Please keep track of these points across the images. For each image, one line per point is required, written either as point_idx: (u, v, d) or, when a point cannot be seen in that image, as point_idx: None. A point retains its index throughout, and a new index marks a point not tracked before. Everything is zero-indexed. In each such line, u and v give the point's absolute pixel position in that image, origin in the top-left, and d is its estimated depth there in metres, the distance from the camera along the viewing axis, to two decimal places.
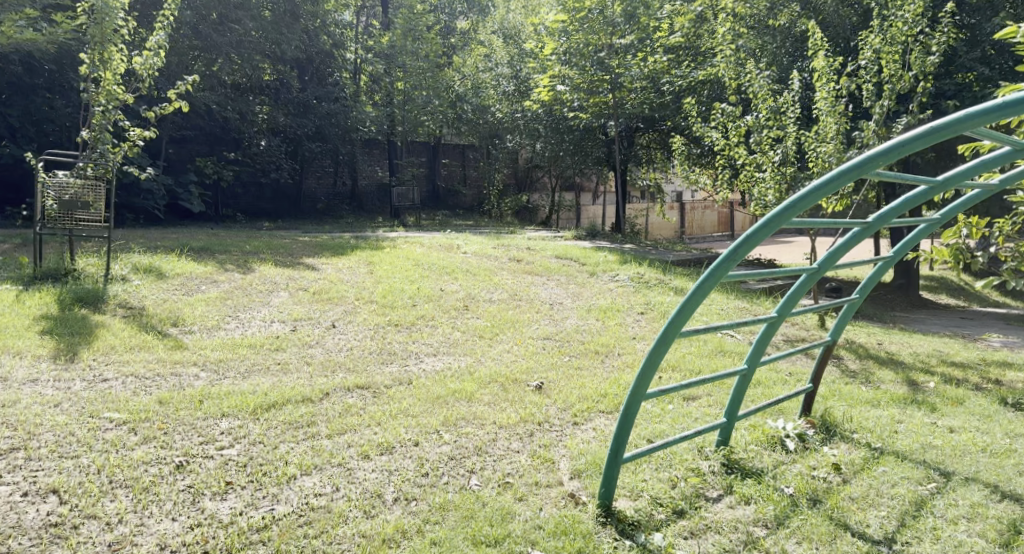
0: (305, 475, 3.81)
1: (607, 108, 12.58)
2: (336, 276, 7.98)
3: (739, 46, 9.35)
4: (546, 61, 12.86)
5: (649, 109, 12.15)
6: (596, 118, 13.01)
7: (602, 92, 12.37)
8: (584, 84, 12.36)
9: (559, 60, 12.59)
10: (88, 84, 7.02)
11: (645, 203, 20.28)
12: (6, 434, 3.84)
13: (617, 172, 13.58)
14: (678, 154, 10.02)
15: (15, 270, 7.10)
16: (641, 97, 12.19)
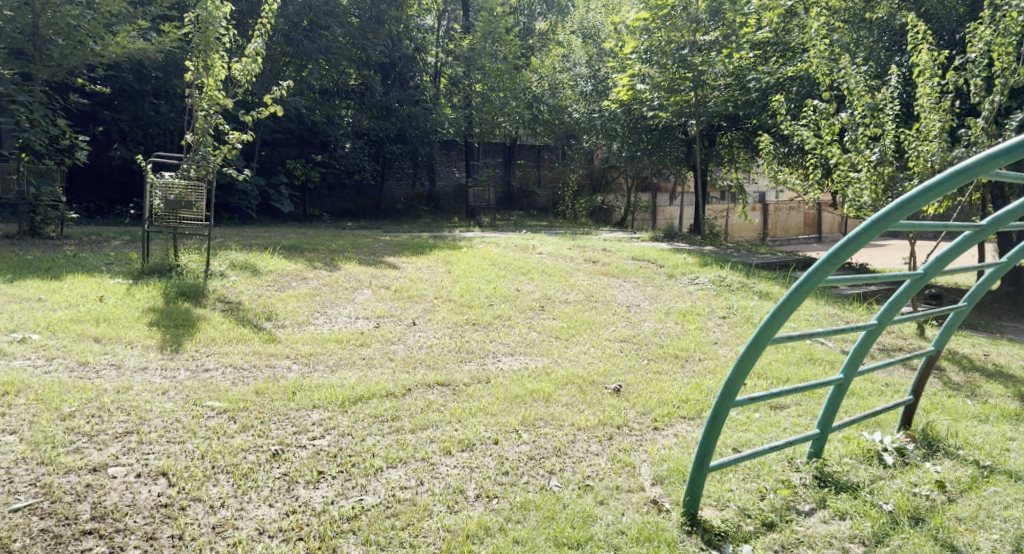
0: (392, 468, 3.92)
1: (688, 107, 12.46)
2: (415, 274, 8.15)
3: (834, 40, 9.16)
4: (627, 60, 12.81)
5: (734, 106, 11.94)
6: (677, 118, 12.84)
7: (683, 89, 12.14)
8: (664, 83, 12.12)
9: (640, 59, 12.44)
10: (193, 90, 7.44)
11: (726, 204, 19.91)
12: (121, 418, 4.08)
13: (697, 172, 13.39)
14: (765, 153, 9.66)
15: (124, 265, 7.54)
16: (725, 94, 11.99)
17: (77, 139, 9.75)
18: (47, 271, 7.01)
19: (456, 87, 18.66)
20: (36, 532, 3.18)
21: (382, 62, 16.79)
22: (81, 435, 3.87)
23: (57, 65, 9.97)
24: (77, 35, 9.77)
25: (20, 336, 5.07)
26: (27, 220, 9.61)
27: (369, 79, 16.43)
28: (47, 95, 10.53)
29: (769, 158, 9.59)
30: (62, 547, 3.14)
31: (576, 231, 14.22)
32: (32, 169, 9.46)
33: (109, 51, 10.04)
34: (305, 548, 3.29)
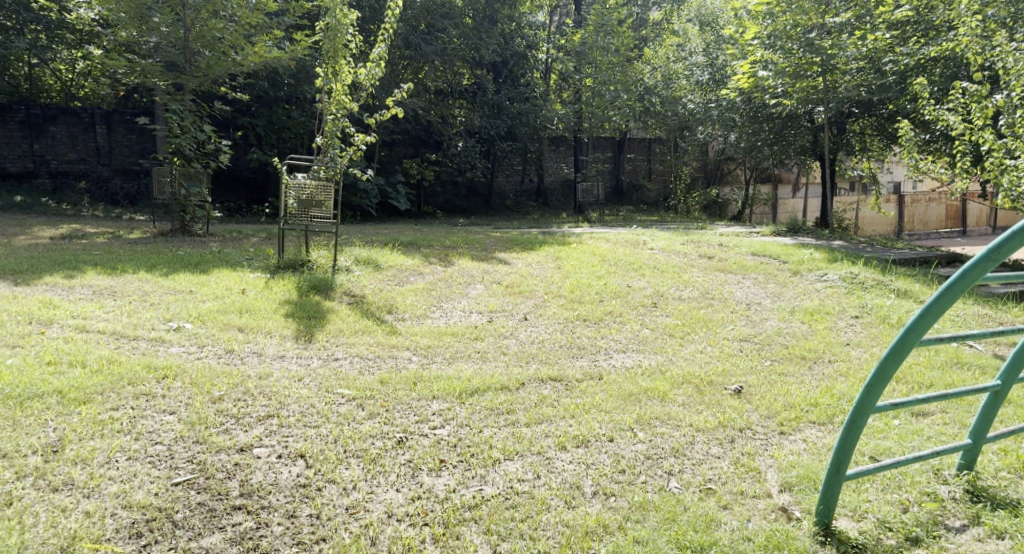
0: (509, 460, 3.97)
1: (815, 93, 11.83)
2: (526, 270, 8.21)
3: (989, 16, 8.63)
4: (749, 47, 12.33)
5: (867, 92, 11.42)
6: (803, 104, 12.30)
7: (811, 76, 11.55)
8: (789, 68, 11.50)
9: (763, 44, 11.88)
10: (322, 95, 7.86)
11: (857, 197, 18.94)
12: (263, 402, 4.33)
13: (826, 162, 12.91)
14: (904, 140, 9.28)
15: (261, 259, 7.99)
16: (858, 79, 11.46)
17: (221, 144, 10.33)
18: (196, 265, 7.53)
19: (567, 81, 18.57)
20: (194, 505, 3.42)
21: (495, 61, 16.99)
22: (229, 417, 4.13)
23: (202, 74, 10.69)
24: (221, 47, 10.52)
25: (175, 325, 5.45)
26: (177, 218, 10.37)
27: (481, 78, 16.82)
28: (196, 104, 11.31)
29: (910, 146, 9.15)
30: (215, 520, 3.36)
31: (690, 226, 13.95)
32: (182, 173, 10.13)
33: (249, 60, 10.84)
34: (431, 534, 3.41)
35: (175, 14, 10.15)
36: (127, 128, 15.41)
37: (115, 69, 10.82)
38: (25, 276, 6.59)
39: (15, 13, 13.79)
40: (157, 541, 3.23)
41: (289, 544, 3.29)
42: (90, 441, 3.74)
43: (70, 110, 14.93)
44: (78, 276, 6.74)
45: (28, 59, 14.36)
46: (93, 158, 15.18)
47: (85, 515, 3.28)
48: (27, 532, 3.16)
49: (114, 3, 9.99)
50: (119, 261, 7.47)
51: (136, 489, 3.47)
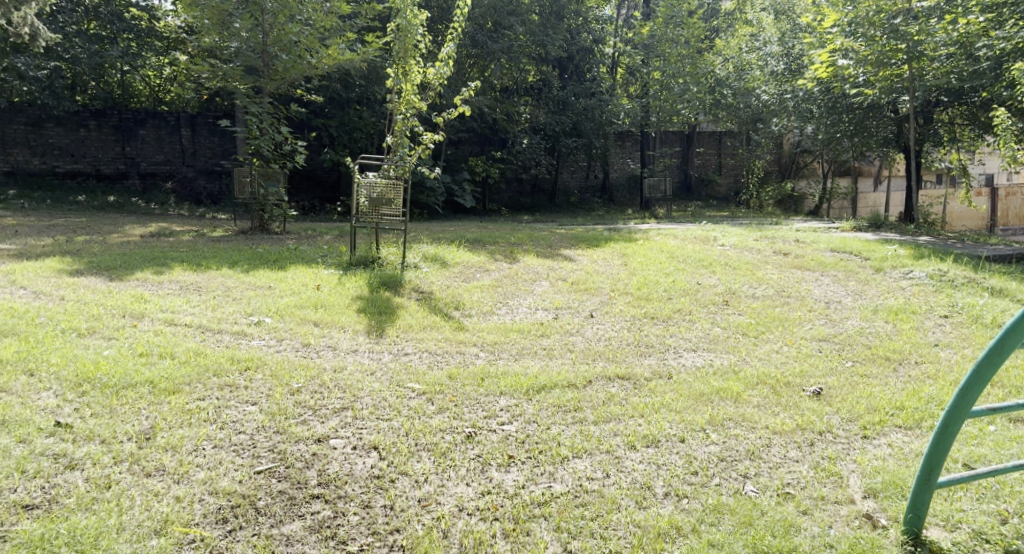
0: (578, 457, 3.93)
1: (900, 81, 11.48)
2: (592, 267, 8.14)
3: None
4: (828, 36, 11.93)
5: (958, 78, 10.88)
6: (887, 94, 11.88)
7: (895, 63, 11.10)
8: (872, 56, 11.07)
9: (843, 31, 11.53)
10: (393, 95, 8.01)
11: (944, 190, 18.16)
12: (338, 395, 4.40)
13: (912, 153, 12.39)
14: (1001, 129, 8.82)
15: (334, 256, 8.15)
16: (948, 66, 10.94)
17: (297, 144, 10.57)
18: (274, 262, 7.73)
19: (634, 75, 18.44)
20: (275, 493, 3.49)
21: (561, 56, 16.91)
22: (307, 409, 4.20)
23: (279, 78, 11.01)
24: (297, 50, 10.86)
25: (256, 319, 5.60)
26: (257, 216, 10.71)
27: (547, 74, 16.81)
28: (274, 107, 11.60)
29: (1006, 136, 8.67)
30: (296, 508, 3.43)
31: (763, 221, 13.62)
32: (261, 174, 10.42)
33: (323, 62, 11.11)
34: (501, 529, 3.41)
35: (255, 20, 10.45)
36: (210, 130, 16.04)
37: (199, 74, 11.24)
38: (117, 271, 6.88)
39: (110, 23, 14.62)
40: (241, 526, 3.30)
41: (365, 533, 3.34)
42: (179, 430, 3.84)
43: (158, 113, 15.58)
44: (166, 271, 7.00)
45: (120, 66, 15.04)
46: (179, 160, 15.87)
47: (176, 500, 3.37)
48: (123, 514, 3.27)
49: (199, 11, 10.36)
50: (204, 258, 7.72)
51: (221, 475, 3.55)
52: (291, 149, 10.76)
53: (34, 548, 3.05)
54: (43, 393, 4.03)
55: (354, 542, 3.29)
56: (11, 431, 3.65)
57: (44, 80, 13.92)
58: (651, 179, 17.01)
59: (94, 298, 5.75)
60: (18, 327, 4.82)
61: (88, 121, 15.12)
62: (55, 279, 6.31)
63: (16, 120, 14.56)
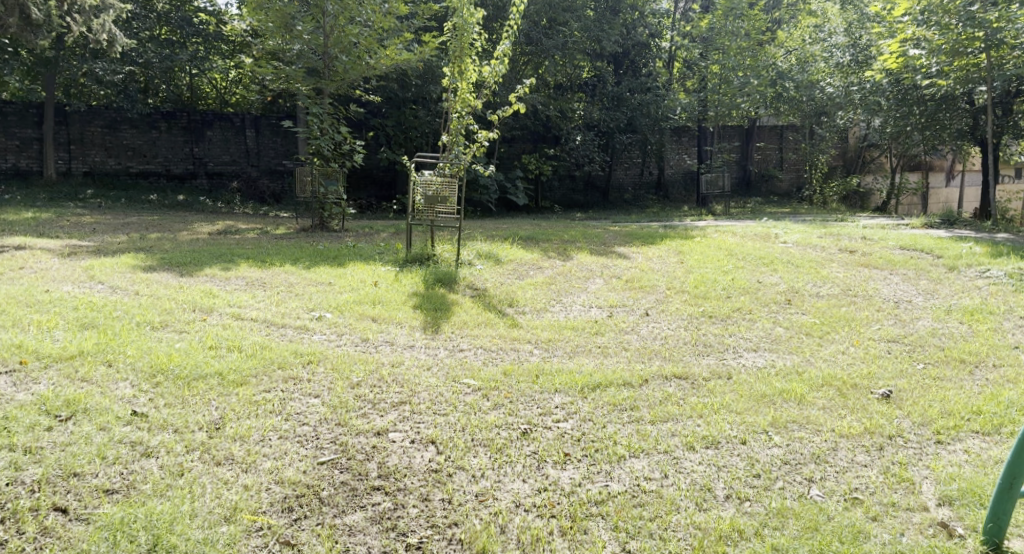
0: (635, 457, 3.87)
1: (977, 70, 11.03)
2: (647, 264, 8.04)
3: None
4: (898, 25, 11.54)
5: None
6: (961, 85, 11.43)
7: (972, 51, 10.49)
8: (947, 46, 10.61)
9: (916, 20, 11.08)
10: (449, 94, 8.10)
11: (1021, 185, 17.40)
12: (396, 389, 4.43)
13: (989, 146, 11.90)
14: None
15: (391, 253, 8.23)
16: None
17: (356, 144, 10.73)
18: (334, 258, 7.85)
19: (691, 69, 18.22)
20: (338, 484, 3.53)
21: (616, 52, 16.76)
22: (366, 402, 4.24)
23: (339, 79, 11.23)
24: (356, 51, 11.09)
25: (317, 315, 5.69)
26: (317, 214, 10.94)
27: (601, 70, 16.65)
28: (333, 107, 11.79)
29: None
30: (357, 499, 3.46)
31: (827, 218, 13.25)
32: (321, 172, 10.58)
33: (381, 63, 11.35)
34: (558, 526, 3.39)
35: (316, 22, 10.64)
36: (273, 131, 16.53)
37: (264, 76, 11.51)
38: (187, 267, 7.08)
39: (180, 28, 14.91)
40: (306, 515, 3.34)
41: (424, 526, 3.35)
42: (246, 420, 3.91)
43: (224, 115, 16.13)
44: (233, 268, 7.17)
45: (188, 69, 15.46)
46: (244, 161, 16.44)
47: (244, 488, 3.42)
48: (196, 501, 3.30)
49: (264, 14, 10.69)
50: (268, 255, 7.89)
51: (287, 466, 3.60)
52: (350, 149, 10.91)
53: (114, 532, 3.08)
54: (121, 383, 4.14)
55: (414, 534, 3.30)
56: (90, 419, 3.70)
57: (120, 84, 14.53)
58: (708, 175, 16.72)
59: (166, 293, 5.92)
60: (96, 320, 4.99)
61: (160, 123, 15.72)
62: (130, 274, 6.51)
63: (92, 121, 15.24)
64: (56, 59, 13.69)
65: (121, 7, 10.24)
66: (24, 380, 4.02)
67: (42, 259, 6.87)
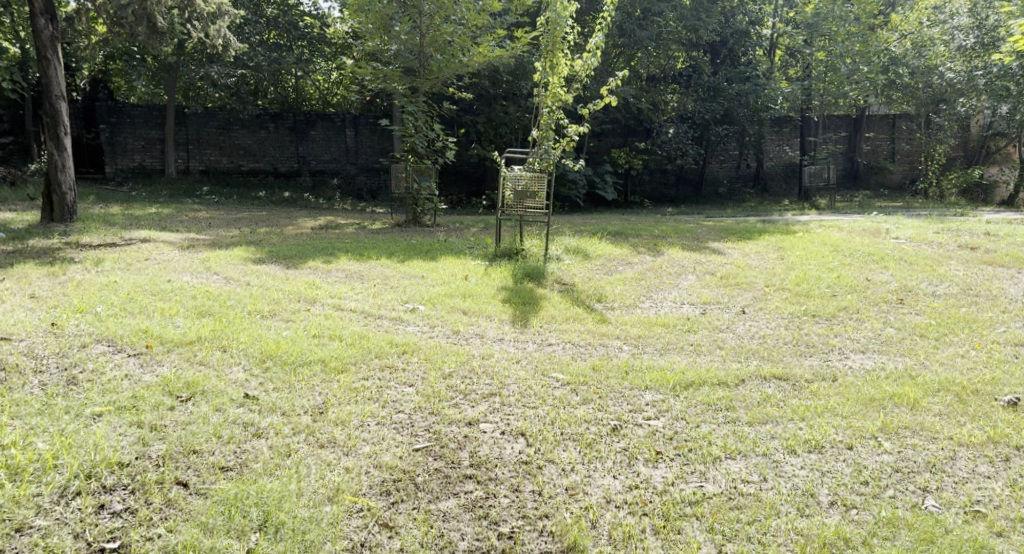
0: (731, 459, 3.78)
1: None
2: (743, 260, 7.84)
3: None
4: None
5: None
6: None
7: None
8: None
9: None
10: (541, 88, 8.18)
11: None
12: (486, 381, 4.48)
13: None
14: None
15: (482, 247, 8.32)
16: None
17: (449, 140, 10.89)
18: (427, 253, 8.00)
19: (794, 56, 17.71)
20: (432, 470, 3.60)
21: (713, 41, 16.37)
22: (458, 393, 4.31)
23: (434, 77, 11.46)
24: (451, 49, 11.26)
25: (411, 307, 5.81)
26: (411, 210, 11.13)
27: (698, 59, 16.17)
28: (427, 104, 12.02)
29: None
30: (451, 486, 3.52)
31: (946, 212, 12.50)
32: (414, 168, 10.82)
33: (474, 60, 11.50)
34: (650, 524, 3.35)
35: (413, 22, 10.95)
36: (371, 129, 17.02)
37: (363, 76, 11.83)
38: (292, 260, 7.37)
39: (287, 32, 15.62)
40: (403, 499, 3.42)
41: (515, 516, 3.38)
42: (347, 406, 4.04)
43: (326, 115, 16.74)
44: (334, 261, 7.41)
45: (294, 71, 15.88)
46: (343, 159, 17.05)
47: (345, 470, 3.53)
48: (302, 480, 3.42)
49: (364, 17, 11.05)
50: (366, 249, 8.12)
51: (384, 451, 3.70)
52: (444, 145, 11.08)
53: (229, 506, 3.20)
54: (234, 367, 4.36)
55: (506, 523, 3.33)
56: (207, 400, 3.90)
57: (233, 87, 15.26)
58: (812, 167, 16.16)
59: (274, 284, 6.19)
60: (212, 308, 5.26)
61: (268, 124, 16.43)
62: (241, 266, 6.84)
63: (208, 123, 16.06)
64: (177, 64, 14.55)
65: (235, 12, 10.26)
66: (149, 362, 4.27)
67: (164, 251, 7.29)
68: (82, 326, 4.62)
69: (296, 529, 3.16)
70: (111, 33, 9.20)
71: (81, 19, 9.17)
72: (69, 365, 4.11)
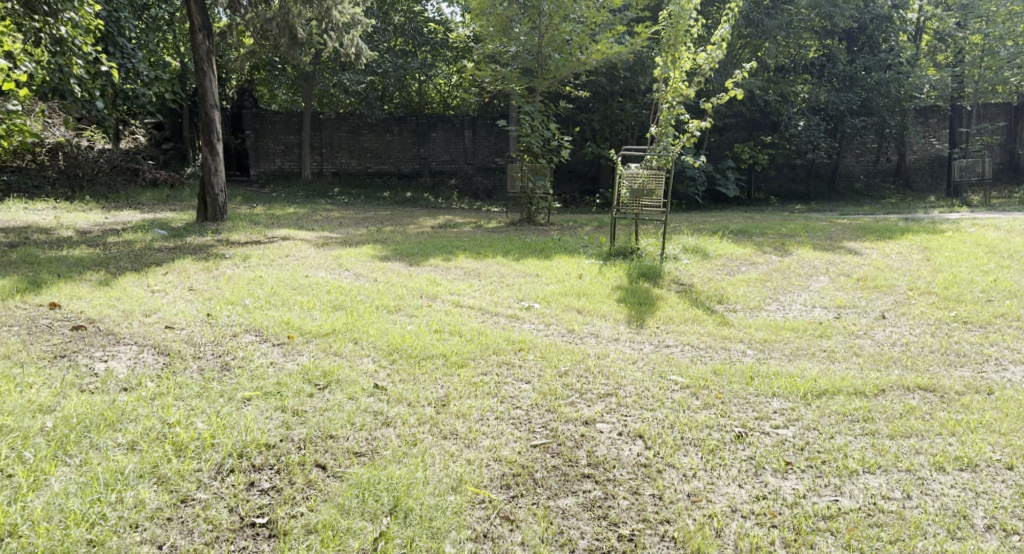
0: (870, 473, 3.63)
1: None
2: (883, 261, 7.47)
3: None
4: None
5: None
6: None
7: None
8: None
9: None
10: (661, 83, 8.11)
11: None
12: (602, 381, 4.50)
13: None
14: None
15: (597, 247, 8.32)
16: None
17: (565, 140, 10.89)
18: (541, 251, 8.07)
19: (945, 40, 16.57)
20: (550, 467, 3.66)
21: (850, 27, 15.58)
22: (574, 391, 4.35)
23: (551, 77, 11.61)
24: (569, 48, 11.36)
25: (527, 304, 5.91)
26: (525, 209, 11.25)
27: (831, 48, 15.61)
28: (545, 102, 12.16)
29: None
30: (569, 484, 3.56)
31: None
32: (530, 168, 10.96)
33: (593, 58, 11.49)
34: (780, 537, 3.28)
35: (533, 23, 11.25)
36: (488, 130, 17.41)
37: (484, 78, 12.11)
38: (415, 257, 7.62)
39: (413, 38, 16.06)
40: (522, 493, 3.49)
41: (635, 518, 3.38)
42: (468, 399, 4.16)
43: (446, 117, 17.18)
44: (453, 258, 7.62)
45: (418, 76, 16.46)
46: (461, 159, 17.49)
47: (468, 462, 3.64)
48: (427, 469, 3.56)
49: (486, 20, 11.50)
50: (483, 247, 8.30)
51: (504, 445, 3.79)
52: (559, 144, 11.09)
53: (363, 490, 3.37)
54: (365, 358, 4.58)
55: (625, 525, 3.34)
56: (342, 389, 4.12)
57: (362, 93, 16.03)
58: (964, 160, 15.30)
59: (399, 280, 6.44)
60: (344, 302, 5.54)
61: (393, 127, 17.04)
62: (370, 263, 7.14)
63: (340, 128, 16.81)
64: (314, 73, 15.44)
65: (367, 22, 10.72)
66: (291, 352, 4.56)
67: (301, 248, 7.73)
68: (233, 317, 4.99)
69: (424, 516, 3.29)
70: (258, 45, 9.84)
71: (233, 33, 9.84)
72: (223, 352, 4.45)
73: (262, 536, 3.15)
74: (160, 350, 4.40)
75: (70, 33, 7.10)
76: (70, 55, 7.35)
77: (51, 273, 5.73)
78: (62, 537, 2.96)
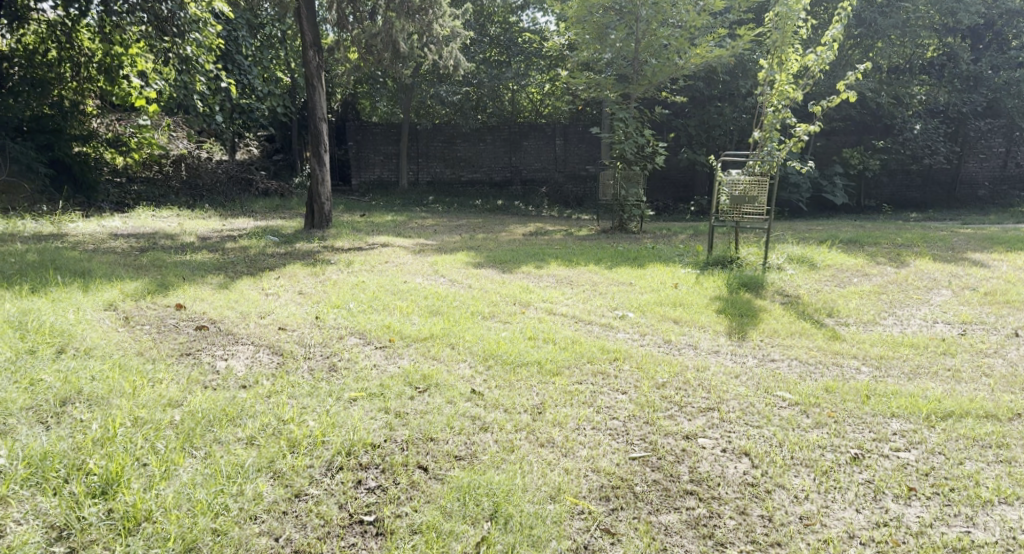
0: (1007, 504, 3.37)
1: None
2: (1013, 274, 6.97)
3: None
4: None
5: None
6: None
7: None
8: None
9: None
10: (766, 85, 7.82)
11: None
12: (703, 395, 4.36)
13: None
14: None
15: (694, 255, 8.11)
16: None
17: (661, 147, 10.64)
18: (636, 260, 7.94)
19: None
20: (651, 482, 3.55)
21: (974, 25, 14.72)
22: (674, 404, 4.23)
23: (648, 83, 11.48)
24: (667, 53, 11.21)
25: (621, 313, 5.80)
26: (617, 217, 11.14)
27: (953, 46, 14.67)
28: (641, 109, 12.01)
29: None
30: (671, 500, 3.45)
31: None
32: (623, 176, 10.81)
33: (691, 62, 11.28)
34: None
35: (629, 29, 11.09)
36: (579, 138, 17.05)
37: (578, 86, 12.06)
38: (508, 264, 7.63)
39: (507, 48, 16.27)
40: (623, 506, 3.41)
41: (743, 539, 3.24)
42: (564, 407, 4.12)
43: (538, 125, 17.03)
44: (545, 266, 7.58)
45: (511, 86, 16.39)
46: (552, 167, 17.30)
47: (565, 471, 3.59)
48: (526, 476, 3.53)
49: (582, 28, 11.41)
50: (575, 255, 8.23)
51: (602, 455, 3.72)
52: (653, 151, 10.83)
53: (463, 493, 3.37)
54: (461, 363, 4.60)
55: (733, 546, 3.21)
56: (441, 392, 4.16)
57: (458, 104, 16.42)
58: None
59: (493, 287, 6.45)
60: (440, 307, 5.61)
61: (486, 136, 17.22)
62: (463, 270, 7.18)
63: (436, 137, 17.28)
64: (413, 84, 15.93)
65: (466, 32, 10.84)
66: (392, 355, 4.63)
67: (399, 254, 7.90)
68: (339, 319, 5.14)
69: (524, 523, 3.25)
70: (363, 59, 10.14)
71: (340, 48, 10.22)
72: (331, 353, 4.57)
73: (370, 534, 3.18)
74: (274, 350, 4.56)
75: (195, 52, 7.58)
76: (195, 73, 7.74)
77: (174, 275, 6.05)
78: (191, 525, 3.06)
